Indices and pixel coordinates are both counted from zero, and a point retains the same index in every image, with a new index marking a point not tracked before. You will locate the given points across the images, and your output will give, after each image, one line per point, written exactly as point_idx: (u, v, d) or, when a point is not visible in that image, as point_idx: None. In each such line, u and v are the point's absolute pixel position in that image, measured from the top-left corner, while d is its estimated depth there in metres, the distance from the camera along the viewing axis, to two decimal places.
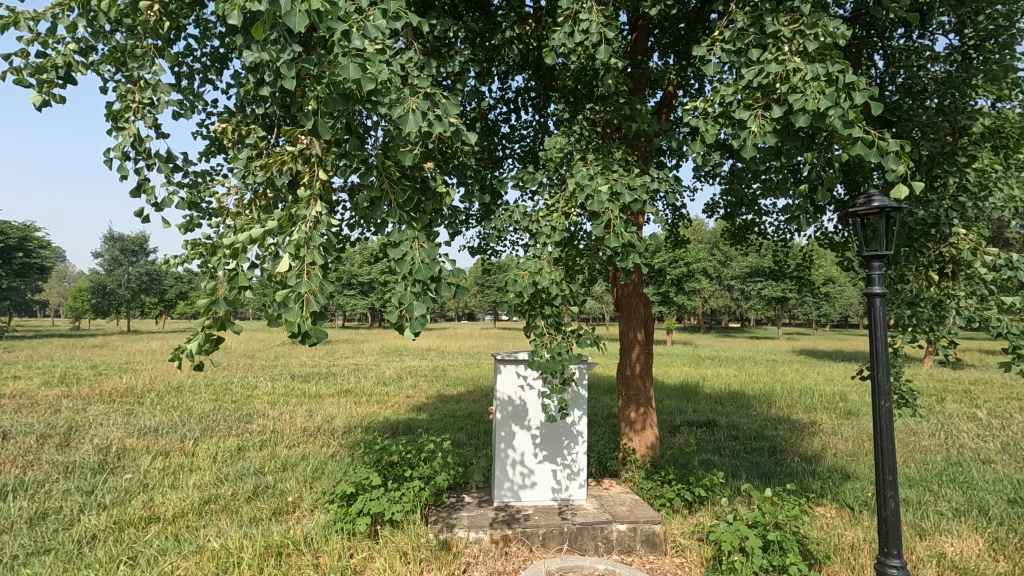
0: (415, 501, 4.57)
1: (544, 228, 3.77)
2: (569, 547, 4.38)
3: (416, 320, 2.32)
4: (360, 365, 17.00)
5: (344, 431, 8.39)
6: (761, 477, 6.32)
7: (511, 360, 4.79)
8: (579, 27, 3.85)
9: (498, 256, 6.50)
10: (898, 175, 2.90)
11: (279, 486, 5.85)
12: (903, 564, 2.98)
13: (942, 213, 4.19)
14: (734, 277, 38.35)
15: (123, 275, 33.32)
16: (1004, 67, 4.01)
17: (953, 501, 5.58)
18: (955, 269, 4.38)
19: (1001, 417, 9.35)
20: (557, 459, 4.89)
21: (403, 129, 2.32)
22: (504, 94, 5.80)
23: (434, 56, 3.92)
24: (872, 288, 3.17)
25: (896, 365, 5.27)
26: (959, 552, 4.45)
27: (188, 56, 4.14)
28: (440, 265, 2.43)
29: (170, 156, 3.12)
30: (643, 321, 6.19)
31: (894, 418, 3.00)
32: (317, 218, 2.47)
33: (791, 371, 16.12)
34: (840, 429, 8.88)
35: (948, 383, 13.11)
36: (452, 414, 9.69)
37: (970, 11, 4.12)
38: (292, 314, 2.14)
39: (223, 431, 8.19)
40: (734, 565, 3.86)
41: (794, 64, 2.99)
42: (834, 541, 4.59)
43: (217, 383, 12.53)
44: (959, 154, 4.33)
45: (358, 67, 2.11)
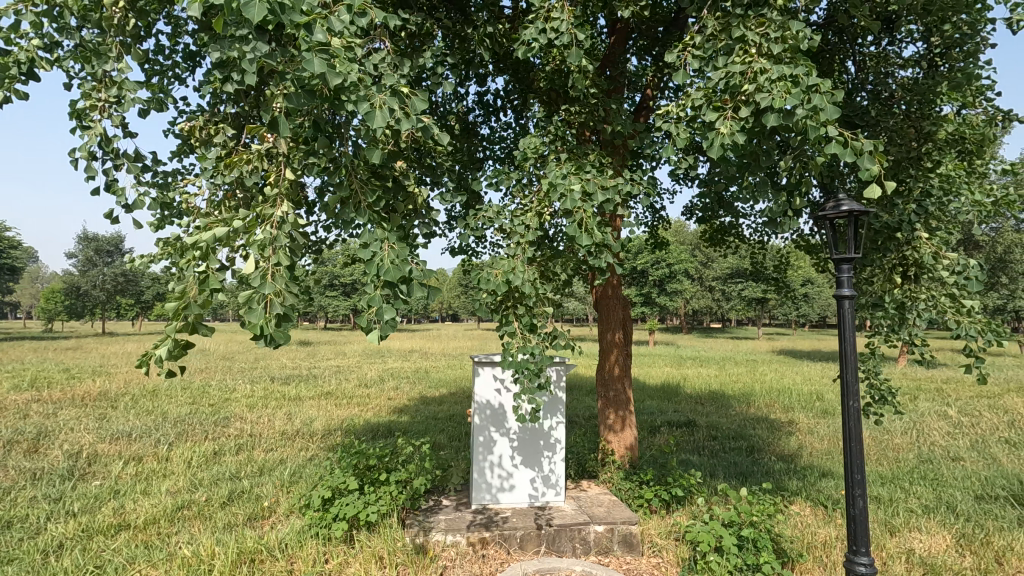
0: (392, 505, 4.54)
1: (518, 228, 3.80)
2: (546, 548, 4.39)
3: (386, 324, 2.31)
4: (341, 367, 16.84)
5: (323, 434, 8.29)
6: (737, 477, 6.38)
7: (489, 362, 4.79)
8: (553, 27, 3.87)
9: (479, 258, 6.49)
10: (872, 175, 2.94)
11: (255, 491, 5.77)
12: (870, 562, 3.02)
13: (906, 217, 4.30)
14: (715, 277, 38.77)
15: (98, 275, 32.64)
16: (967, 75, 4.12)
17: (922, 497, 5.70)
18: (917, 272, 4.51)
19: (971, 415, 9.57)
20: (535, 465, 4.90)
21: (370, 123, 2.30)
22: (483, 95, 5.81)
23: (408, 56, 3.91)
24: (842, 289, 3.21)
25: (868, 365, 5.36)
26: (927, 549, 4.54)
27: (158, 53, 4.06)
28: (409, 265, 2.40)
29: (139, 155, 3.04)
30: (622, 322, 6.23)
31: (862, 418, 3.05)
32: (284, 218, 2.43)
33: (771, 371, 16.32)
34: (816, 428, 9.01)
35: (922, 382, 13.36)
36: (433, 416, 9.63)
37: (934, 18, 4.22)
38: (254, 316, 2.10)
39: (198, 435, 8.04)
40: (710, 565, 3.85)
41: (762, 64, 3.07)
42: (807, 539, 4.65)
43: (194, 386, 12.31)
44: (924, 159, 4.46)
45: (321, 61, 2.09)
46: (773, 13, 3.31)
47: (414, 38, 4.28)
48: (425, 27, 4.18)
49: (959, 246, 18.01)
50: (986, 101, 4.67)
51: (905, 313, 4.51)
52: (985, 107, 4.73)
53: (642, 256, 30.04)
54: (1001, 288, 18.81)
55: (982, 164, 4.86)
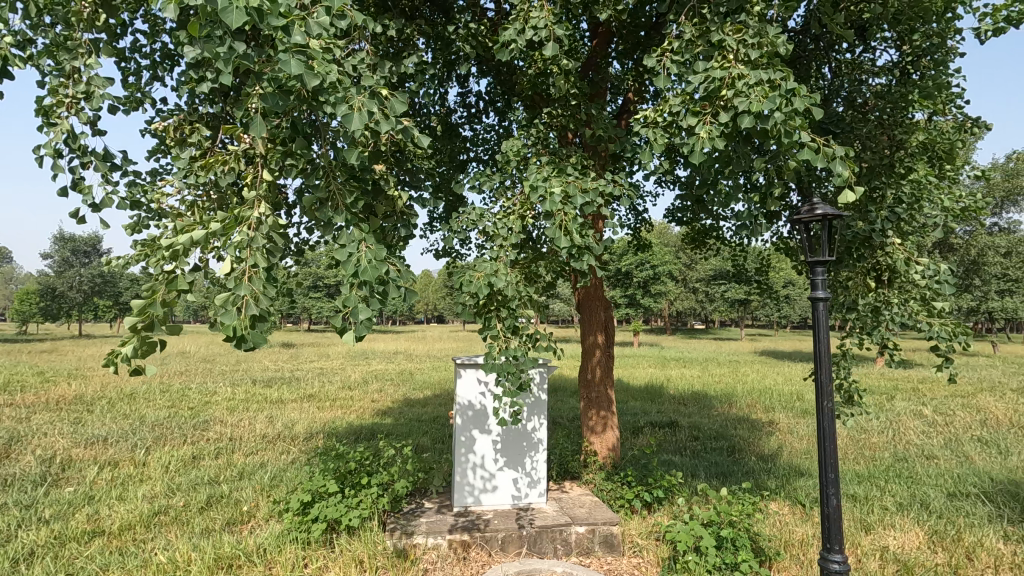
0: (373, 508, 4.51)
1: (500, 231, 3.81)
2: (528, 550, 4.40)
3: (362, 324, 2.30)
4: (325, 369, 16.69)
5: (305, 437, 8.22)
6: (718, 477, 6.46)
7: (471, 364, 4.79)
8: (532, 28, 3.89)
9: (462, 260, 6.49)
10: (845, 179, 3.00)
11: (235, 495, 5.69)
12: (844, 560, 3.08)
13: (879, 222, 4.41)
14: (699, 279, 39.16)
15: (75, 277, 31.97)
16: (938, 84, 4.24)
17: (896, 495, 5.82)
18: (890, 276, 4.65)
19: (944, 414, 9.79)
20: (518, 467, 4.90)
21: (348, 127, 2.28)
22: (465, 98, 5.82)
23: (389, 59, 3.91)
24: (816, 292, 3.27)
25: (843, 366, 5.46)
26: (901, 546, 4.63)
27: (135, 51, 3.99)
28: (386, 266, 2.39)
29: (108, 154, 2.99)
30: (604, 323, 6.26)
31: (835, 418, 3.11)
32: (261, 219, 2.41)
33: (752, 372, 16.53)
34: (796, 428, 9.15)
35: (899, 382, 13.64)
36: (417, 418, 9.59)
37: (907, 26, 4.32)
38: (228, 317, 2.07)
39: (177, 440, 7.91)
40: (688, 565, 3.92)
41: (740, 70, 3.11)
42: (785, 537, 4.72)
43: (173, 389, 12.11)
44: (897, 165, 4.58)
45: (300, 63, 2.08)
46: (751, 19, 3.36)
47: (396, 39, 4.26)
48: (407, 28, 4.17)
49: (934, 249, 18.43)
50: (956, 108, 4.79)
51: (879, 315, 4.61)
52: (955, 114, 4.85)
53: (626, 258, 30.26)
54: (974, 290, 19.29)
55: (953, 170, 4.98)
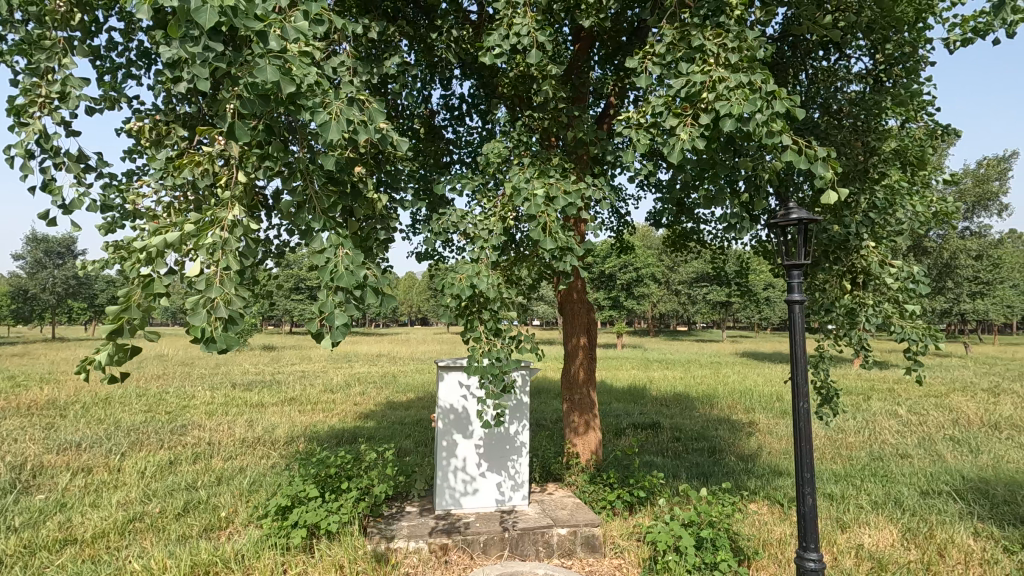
0: (353, 513, 4.47)
1: (481, 233, 3.82)
2: (509, 552, 4.40)
3: (337, 329, 2.25)
4: (307, 372, 16.52)
5: (286, 441, 8.12)
6: (699, 477, 6.54)
7: (454, 367, 4.78)
8: (514, 33, 3.92)
9: (444, 263, 6.48)
10: (826, 180, 3.06)
11: (213, 501, 5.59)
12: (819, 558, 3.12)
13: (853, 227, 4.50)
14: (681, 281, 39.53)
15: (48, 278, 31.16)
16: (910, 92, 4.35)
17: (872, 493, 5.93)
18: (865, 279, 4.74)
19: (918, 413, 10.02)
20: (501, 470, 4.90)
21: (324, 135, 2.26)
22: (448, 100, 5.81)
23: (371, 62, 3.90)
24: (793, 295, 3.32)
25: (821, 368, 5.56)
26: (875, 543, 4.72)
27: (111, 50, 3.91)
28: (363, 272, 2.39)
29: (82, 155, 2.94)
30: (587, 326, 6.30)
31: (811, 419, 3.16)
32: (236, 222, 2.38)
33: (733, 373, 16.72)
34: (775, 428, 9.30)
35: (875, 383, 13.93)
36: (401, 421, 9.55)
37: (881, 35, 4.42)
38: (196, 318, 2.04)
39: (154, 445, 7.75)
40: (668, 564, 3.95)
41: (720, 73, 3.15)
42: (763, 536, 4.79)
43: (150, 393, 11.85)
44: (871, 171, 4.69)
45: (275, 70, 2.06)
46: (730, 24, 3.41)
47: (378, 41, 4.25)
48: (389, 30, 4.16)
49: (909, 252, 18.84)
50: (927, 115, 4.93)
51: (854, 317, 4.70)
52: (926, 121, 4.98)
53: (609, 260, 30.42)
54: (948, 292, 19.75)
55: (924, 176, 5.11)
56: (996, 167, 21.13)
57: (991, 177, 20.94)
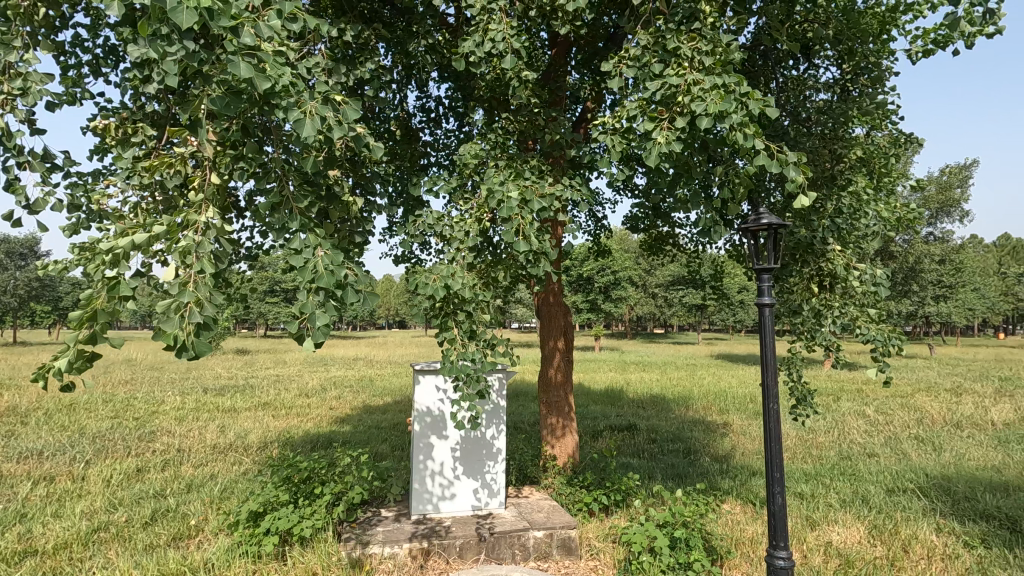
0: (328, 519, 4.41)
1: (457, 235, 3.82)
2: (486, 556, 4.38)
3: (318, 330, 2.21)
4: (282, 376, 16.24)
5: (259, 446, 7.97)
6: (674, 478, 6.62)
7: (430, 370, 4.75)
8: (489, 37, 3.94)
9: (421, 266, 6.44)
10: (797, 184, 3.13)
11: (182, 509, 5.45)
12: (788, 556, 3.18)
13: (821, 231, 4.62)
14: (658, 284, 40.02)
15: (10, 280, 30.04)
16: (874, 101, 4.49)
17: (840, 492, 6.08)
18: (832, 282, 4.87)
19: (885, 413, 10.33)
20: (477, 473, 4.89)
21: (299, 132, 2.23)
22: (425, 102, 5.81)
23: (346, 63, 3.87)
24: (763, 298, 3.39)
25: (791, 369, 5.68)
26: (843, 540, 4.84)
27: (75, 46, 3.81)
28: (343, 272, 2.36)
29: (47, 154, 2.85)
30: (564, 329, 6.33)
31: (781, 419, 3.23)
32: (209, 223, 2.32)
33: (708, 375, 16.99)
34: (748, 429, 9.48)
35: (845, 384, 14.29)
36: (377, 425, 9.46)
37: (848, 46, 4.55)
38: (169, 325, 1.98)
39: (120, 452, 7.53)
40: (643, 565, 3.98)
41: (694, 76, 3.21)
42: (736, 536, 4.86)
43: (117, 399, 11.52)
44: (838, 177, 4.82)
45: (249, 66, 2.02)
46: (703, 30, 3.49)
47: (354, 42, 4.22)
48: (366, 32, 4.13)
49: (876, 256, 19.41)
50: (891, 123, 5.10)
51: (821, 319, 4.82)
52: (890, 129, 5.16)
53: (587, 263, 30.65)
54: (913, 295, 20.40)
55: (889, 182, 5.28)
56: (956, 175, 21.95)
57: (953, 184, 21.71)
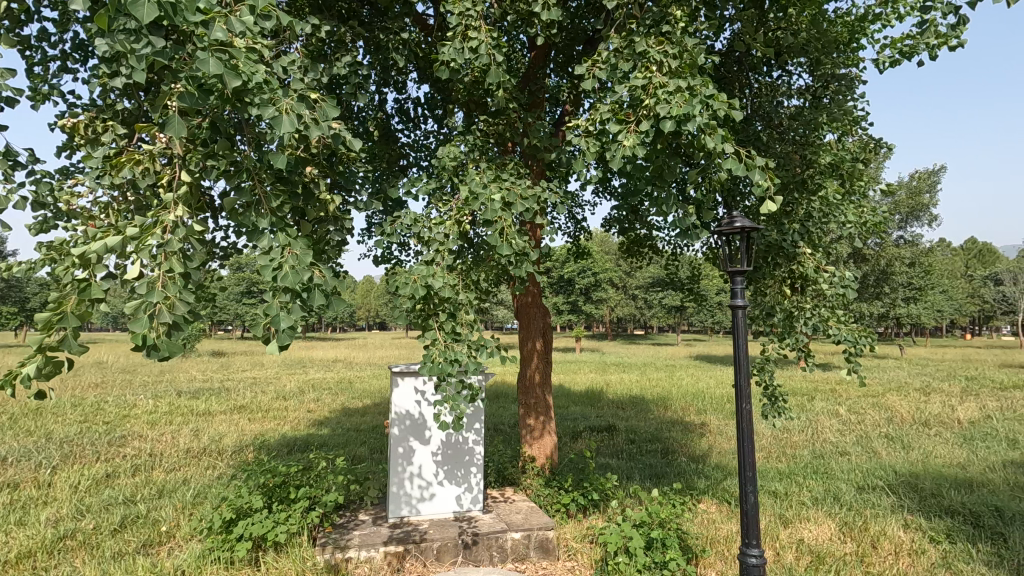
0: (303, 523, 4.35)
1: (437, 236, 3.81)
2: (464, 558, 4.36)
3: (283, 333, 2.21)
4: (258, 379, 15.99)
5: (233, 450, 7.83)
6: (652, 478, 6.69)
7: (408, 373, 4.72)
8: (467, 43, 3.95)
9: (400, 267, 6.41)
10: (763, 188, 3.19)
11: (152, 515, 5.32)
12: (760, 554, 3.23)
13: (793, 235, 4.74)
14: (638, 286, 40.35)
15: None
16: (843, 108, 4.61)
17: (813, 489, 6.20)
18: (803, 284, 4.98)
19: (856, 412, 10.58)
20: (456, 475, 4.87)
21: (274, 128, 2.20)
22: (404, 103, 5.78)
23: (321, 63, 3.83)
24: (736, 301, 3.44)
25: (764, 370, 5.78)
26: (815, 537, 4.94)
27: (41, 41, 3.69)
28: (310, 272, 2.33)
29: (11, 152, 2.75)
30: (542, 330, 6.34)
31: (753, 419, 3.28)
32: (179, 222, 2.27)
33: (686, 376, 17.21)
34: (724, 428, 9.62)
35: (818, 384, 14.60)
36: (355, 428, 9.36)
37: (817, 55, 4.68)
38: (138, 325, 1.95)
39: (88, 458, 7.33)
40: (619, 566, 4.01)
41: (660, 78, 3.26)
42: (711, 535, 4.93)
43: (85, 403, 11.19)
44: (809, 182, 4.96)
45: (219, 62, 1.97)
46: (673, 34, 3.55)
47: (330, 40, 4.17)
48: (342, 30, 4.09)
49: (850, 259, 19.82)
50: (861, 129, 5.24)
51: (793, 321, 4.91)
52: (859, 135, 5.29)
53: (568, 265, 30.77)
54: (884, 297, 20.93)
55: (860, 187, 5.40)
56: (925, 181, 22.59)
57: (922, 190, 22.34)
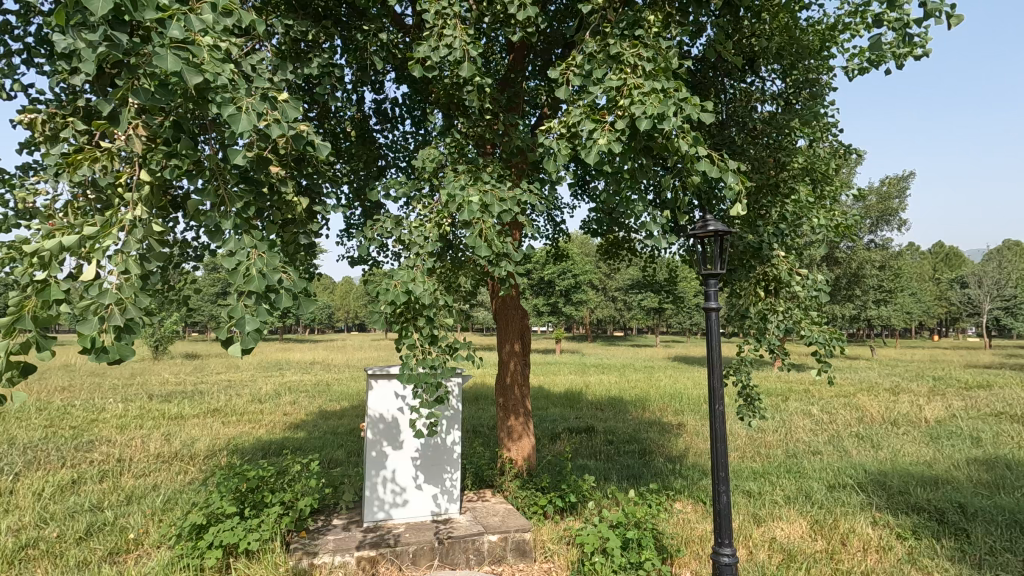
0: (276, 529, 4.27)
1: (416, 239, 3.77)
2: (439, 562, 4.33)
3: (248, 335, 2.16)
4: (233, 381, 15.67)
5: (206, 455, 7.67)
6: (629, 479, 6.74)
7: (384, 375, 4.68)
8: (442, 42, 3.92)
9: (378, 269, 6.36)
10: (735, 191, 3.26)
11: (120, 522, 5.18)
12: (732, 553, 3.27)
13: (765, 239, 4.83)
14: (617, 288, 40.64)
15: None
16: (814, 114, 4.71)
17: (785, 488, 6.31)
18: (776, 287, 5.07)
19: (828, 412, 10.81)
20: (433, 477, 4.84)
21: (234, 128, 2.15)
22: (381, 103, 5.74)
23: (293, 61, 3.78)
24: (710, 302, 3.49)
25: (740, 371, 5.85)
26: (787, 536, 5.03)
27: (3, 33, 3.57)
28: (277, 276, 2.29)
29: None
30: (520, 332, 6.34)
31: (726, 420, 3.32)
32: (136, 222, 2.21)
33: (664, 377, 17.40)
34: (701, 429, 9.74)
35: (792, 385, 14.88)
36: (332, 431, 9.25)
37: (790, 61, 4.77)
38: (86, 327, 1.89)
39: (53, 463, 7.10)
40: (595, 566, 4.02)
41: (635, 80, 3.30)
42: (686, 534, 4.98)
43: (51, 407, 10.85)
44: (782, 187, 5.06)
45: (177, 59, 1.93)
46: (647, 37, 3.59)
47: (304, 38, 4.12)
48: (316, 28, 4.04)
49: (823, 263, 20.27)
50: (832, 134, 5.36)
51: (767, 322, 4.98)
52: (830, 140, 5.41)
53: (548, 267, 30.83)
54: (856, 299, 21.44)
55: (831, 192, 5.52)
56: (894, 186, 23.18)
57: (892, 195, 22.94)
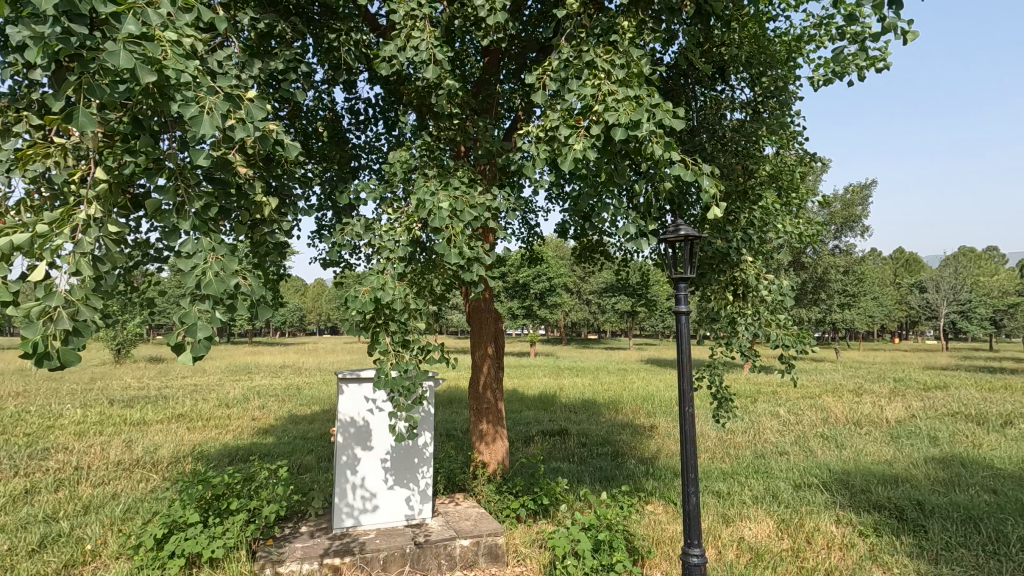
0: (241, 537, 4.15)
1: (387, 243, 3.70)
2: (411, 568, 4.28)
3: (199, 343, 2.07)
4: (199, 385, 15.23)
5: (169, 462, 7.43)
6: (601, 481, 6.78)
7: (354, 379, 4.60)
8: (411, 43, 3.89)
9: (350, 271, 6.27)
10: (708, 198, 3.30)
11: (76, 533, 4.97)
12: (701, 553, 3.31)
13: (734, 243, 4.92)
14: (591, 291, 40.94)
15: None
16: (781, 123, 4.83)
17: (753, 488, 6.44)
18: (744, 291, 5.17)
19: (795, 413, 11.08)
20: (405, 481, 4.79)
21: (196, 129, 2.09)
22: (353, 104, 5.67)
23: (260, 58, 3.69)
24: (680, 306, 3.54)
25: (710, 373, 5.96)
26: (754, 535, 5.13)
27: None
28: (235, 280, 2.23)
29: None
30: (494, 335, 6.31)
31: (695, 422, 3.37)
32: (90, 221, 2.13)
33: (637, 379, 17.58)
34: (672, 430, 9.87)
35: (762, 387, 15.19)
36: (302, 436, 9.05)
37: (757, 70, 4.88)
38: (30, 330, 1.79)
39: (3, 473, 6.77)
40: (567, 568, 4.03)
41: (609, 86, 3.34)
42: (657, 535, 5.04)
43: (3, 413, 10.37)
44: (750, 193, 5.17)
45: (131, 56, 1.88)
46: (619, 44, 3.63)
47: (271, 35, 4.04)
48: (283, 25, 3.97)
49: (790, 267, 20.77)
50: (797, 143, 5.50)
51: (735, 326, 5.07)
52: (796, 148, 5.55)
53: (522, 270, 30.86)
54: (822, 303, 22.04)
55: (797, 199, 5.67)
56: (858, 193, 23.94)
57: (855, 202, 23.70)
